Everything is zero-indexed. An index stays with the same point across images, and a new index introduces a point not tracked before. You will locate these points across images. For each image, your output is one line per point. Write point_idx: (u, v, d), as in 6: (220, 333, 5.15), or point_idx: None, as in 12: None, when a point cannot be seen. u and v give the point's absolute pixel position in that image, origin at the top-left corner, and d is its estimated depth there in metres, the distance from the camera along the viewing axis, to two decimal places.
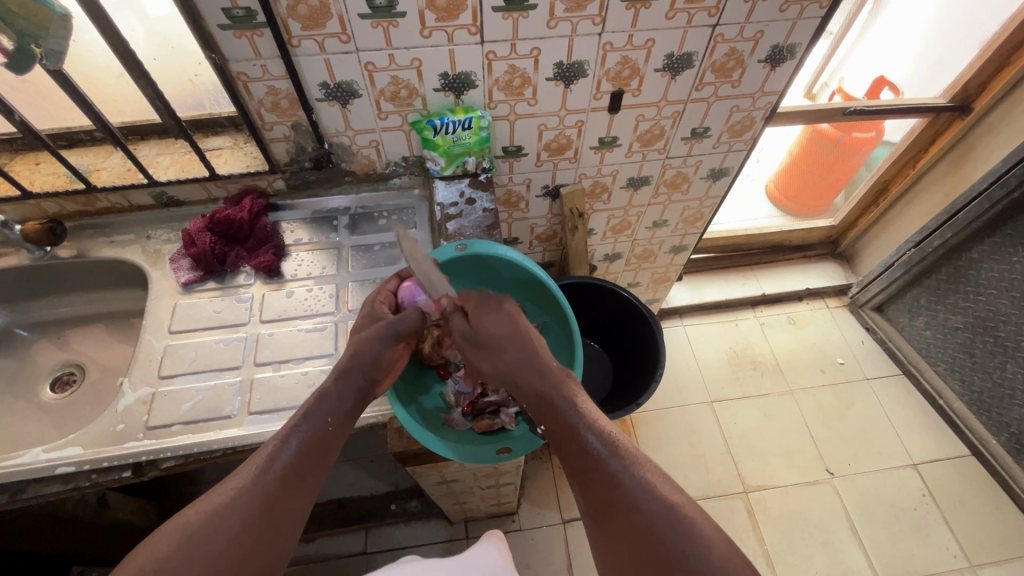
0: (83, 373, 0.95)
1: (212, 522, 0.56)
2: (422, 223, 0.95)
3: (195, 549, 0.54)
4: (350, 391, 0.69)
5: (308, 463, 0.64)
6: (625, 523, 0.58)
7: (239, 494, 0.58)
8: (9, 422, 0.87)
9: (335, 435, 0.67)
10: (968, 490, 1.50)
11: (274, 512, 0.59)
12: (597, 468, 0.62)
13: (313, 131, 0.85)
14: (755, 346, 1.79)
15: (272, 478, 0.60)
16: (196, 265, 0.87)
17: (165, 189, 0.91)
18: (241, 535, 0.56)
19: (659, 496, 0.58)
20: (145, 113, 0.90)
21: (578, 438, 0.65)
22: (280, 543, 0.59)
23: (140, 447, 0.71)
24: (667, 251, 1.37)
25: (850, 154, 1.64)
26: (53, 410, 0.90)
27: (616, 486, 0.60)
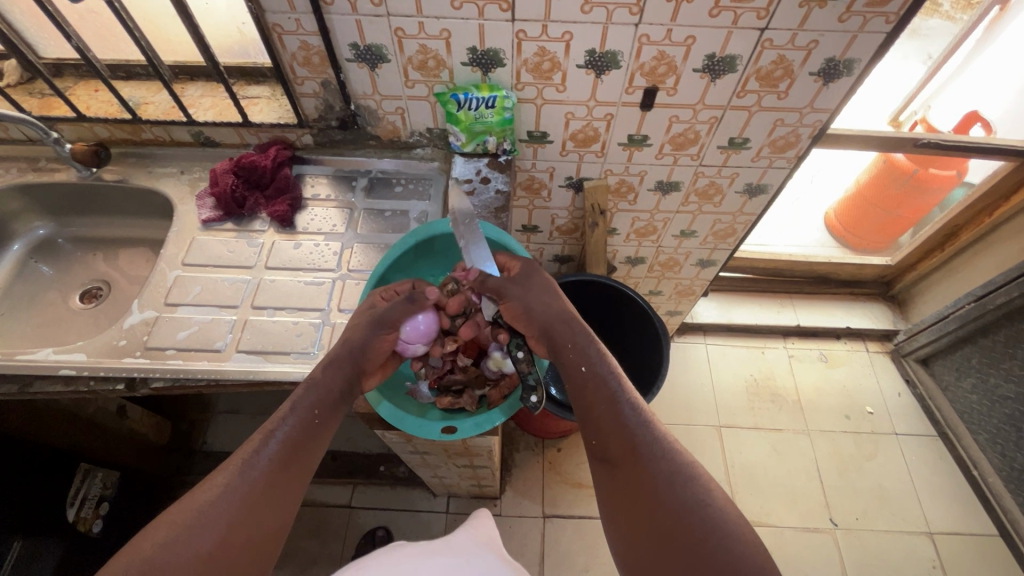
0: (110, 289, 1.02)
1: (195, 524, 0.54)
2: (436, 195, 0.95)
3: (180, 552, 0.52)
4: (339, 379, 0.69)
5: (294, 458, 0.63)
6: (643, 471, 0.59)
7: (222, 494, 0.57)
8: (41, 321, 0.96)
9: (321, 430, 0.67)
10: (986, 571, 1.38)
11: (258, 507, 0.58)
12: (619, 421, 0.63)
13: (343, 91, 0.87)
14: (778, 379, 1.70)
15: (258, 474, 0.59)
16: (217, 205, 0.91)
17: (202, 129, 0.95)
18: (228, 535, 0.55)
19: (677, 453, 0.60)
20: (195, 55, 0.95)
21: (608, 390, 0.66)
22: (267, 539, 0.58)
23: (135, 364, 0.76)
24: (693, 263, 1.32)
25: (921, 191, 1.51)
26: (78, 319, 0.98)
27: (636, 436, 0.61)
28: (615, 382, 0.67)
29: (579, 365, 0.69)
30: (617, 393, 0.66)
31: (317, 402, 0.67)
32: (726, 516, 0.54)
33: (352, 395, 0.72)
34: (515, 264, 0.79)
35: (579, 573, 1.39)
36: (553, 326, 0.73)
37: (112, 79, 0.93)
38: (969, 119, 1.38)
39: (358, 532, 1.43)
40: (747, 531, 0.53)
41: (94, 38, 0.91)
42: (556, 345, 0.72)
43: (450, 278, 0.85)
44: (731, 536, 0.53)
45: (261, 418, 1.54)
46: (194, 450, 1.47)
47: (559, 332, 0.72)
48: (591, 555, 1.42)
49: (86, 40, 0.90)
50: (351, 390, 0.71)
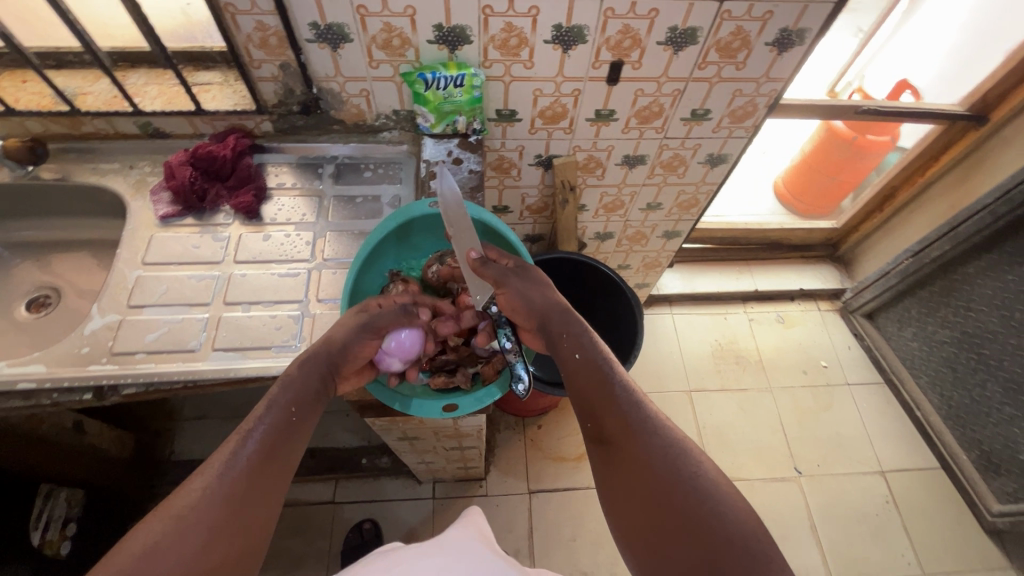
0: (59, 297, 0.95)
1: (176, 533, 0.48)
2: (407, 178, 0.94)
3: (162, 563, 0.47)
4: (317, 375, 0.66)
5: (274, 457, 0.59)
6: (637, 445, 0.60)
7: (203, 497, 0.52)
8: None
9: (298, 430, 0.63)
10: (931, 501, 1.52)
11: (241, 511, 0.53)
12: (612, 399, 0.65)
13: (304, 74, 0.84)
14: (740, 342, 1.78)
15: (238, 476, 0.55)
16: (175, 199, 0.86)
17: (151, 120, 0.89)
18: (212, 541, 0.50)
19: (670, 429, 0.61)
20: (135, 40, 0.88)
21: (601, 373, 0.67)
22: (253, 544, 0.54)
23: (103, 371, 0.72)
24: (659, 235, 1.36)
25: (861, 157, 1.61)
26: (27, 331, 0.91)
27: (630, 414, 0.63)
28: (608, 363, 0.69)
29: (575, 352, 0.70)
30: (611, 376, 0.67)
31: (294, 399, 0.64)
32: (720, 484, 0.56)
33: (328, 392, 0.69)
34: (506, 259, 0.79)
35: (568, 542, 1.44)
36: (545, 311, 0.75)
37: (43, 68, 0.86)
38: (899, 87, 1.50)
39: (344, 527, 1.42)
40: (740, 500, 0.54)
41: (16, 24, 0.83)
42: (553, 333, 0.73)
43: (435, 259, 0.88)
44: (724, 502, 0.54)
45: (232, 422, 1.49)
46: (161, 460, 1.40)
47: (555, 322, 0.74)
48: (577, 524, 1.46)
49: (8, 25, 0.82)
50: (326, 387, 0.68)
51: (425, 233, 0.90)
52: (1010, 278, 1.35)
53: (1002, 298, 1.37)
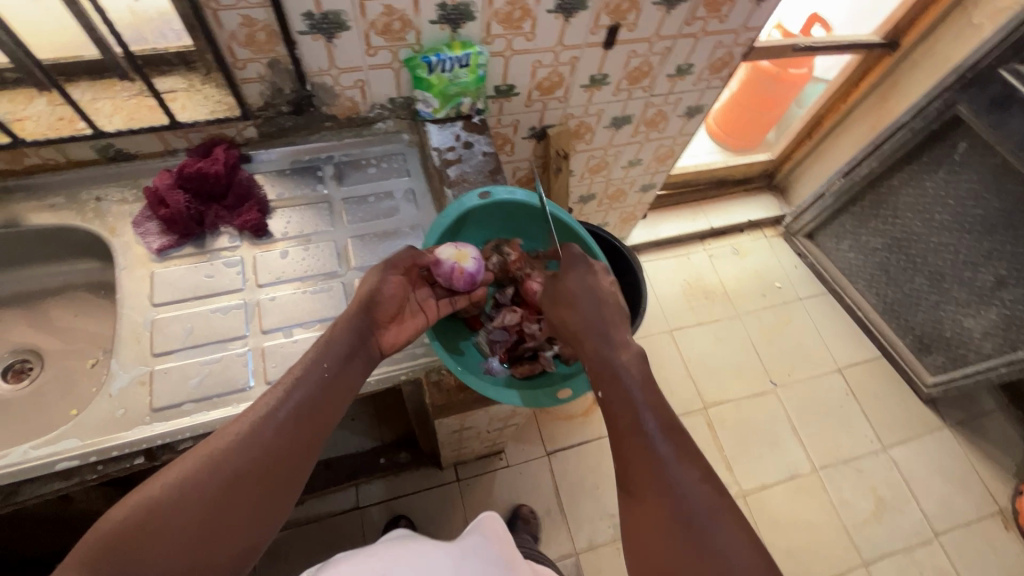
0: (41, 359, 0.82)
1: (205, 472, 0.54)
2: (415, 169, 0.90)
3: (187, 494, 0.52)
4: (350, 335, 0.66)
5: (307, 418, 0.61)
6: (666, 506, 0.57)
7: (236, 444, 0.56)
8: None
9: (337, 389, 0.63)
10: (880, 385, 1.77)
11: (267, 465, 0.57)
12: (648, 447, 0.61)
13: (294, 69, 0.76)
14: (706, 277, 1.92)
15: (268, 429, 0.58)
16: (169, 228, 0.77)
17: (114, 141, 0.78)
18: (231, 488, 0.54)
19: (700, 499, 0.57)
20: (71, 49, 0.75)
21: (636, 416, 0.63)
22: (276, 498, 0.57)
23: (151, 431, 0.65)
24: (637, 190, 1.41)
25: (785, 90, 1.73)
26: (12, 404, 0.79)
27: (658, 465, 0.59)
28: (645, 401, 0.64)
29: (598, 390, 0.68)
30: (647, 420, 0.62)
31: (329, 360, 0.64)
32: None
33: (369, 349, 0.68)
34: (563, 258, 0.74)
35: (592, 491, 1.52)
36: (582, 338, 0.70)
37: None
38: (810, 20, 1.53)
39: (376, 528, 1.40)
40: None
41: None
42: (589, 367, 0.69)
43: (493, 249, 0.84)
44: None
45: None
46: None
47: (590, 359, 0.69)
48: (597, 473, 1.55)
49: None
50: (365, 345, 0.68)
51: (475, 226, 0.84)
52: (929, 183, 1.56)
53: (925, 202, 1.58)
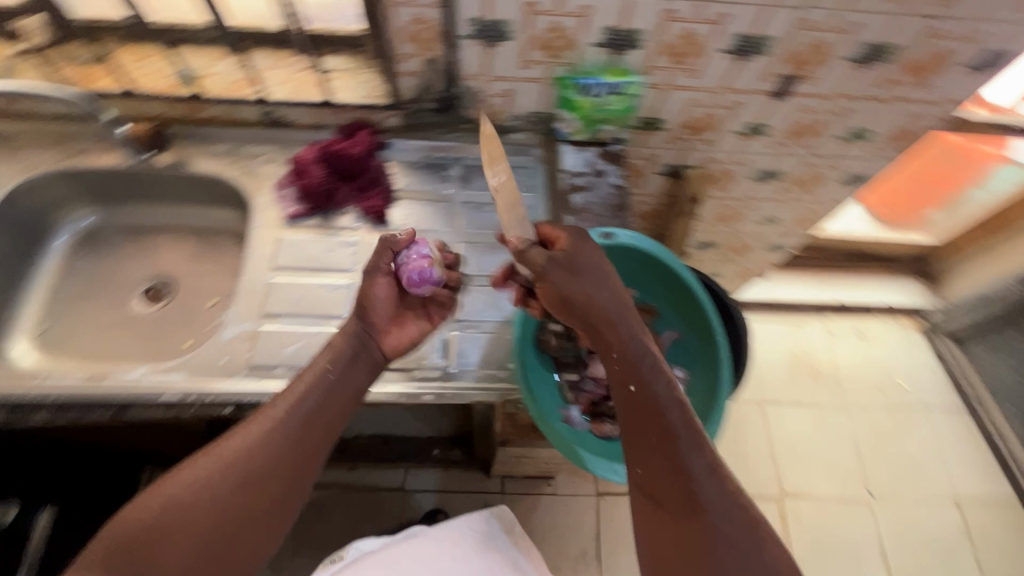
0: (174, 287, 0.89)
1: (217, 471, 0.61)
2: (539, 186, 0.87)
3: (200, 498, 0.59)
4: (351, 342, 0.68)
5: (314, 422, 0.65)
6: (703, 531, 0.57)
7: (245, 450, 0.61)
8: (97, 327, 0.84)
9: (343, 394, 0.67)
10: (1006, 534, 1.49)
11: (275, 464, 0.63)
12: (682, 474, 0.58)
13: (447, 70, 0.77)
14: (816, 354, 1.72)
15: (274, 432, 0.63)
16: (304, 198, 0.82)
17: (276, 108, 0.84)
18: (244, 485, 0.61)
19: (737, 549, 0.56)
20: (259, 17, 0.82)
21: (671, 440, 0.60)
22: (284, 493, 0.64)
23: (244, 386, 0.69)
24: (764, 248, 1.28)
25: (969, 167, 1.45)
26: (140, 322, 0.86)
27: (694, 505, 0.57)
28: (680, 417, 0.60)
29: (632, 386, 0.62)
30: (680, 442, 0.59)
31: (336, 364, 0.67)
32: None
33: (374, 353, 0.70)
34: (560, 233, 0.66)
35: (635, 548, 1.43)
36: (604, 330, 0.64)
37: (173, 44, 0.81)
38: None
39: (415, 514, 1.43)
40: None
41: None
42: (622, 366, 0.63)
43: None
44: None
45: None
46: None
47: (625, 364, 0.63)
48: None
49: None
50: (367, 349, 0.69)
51: None
52: None
53: None
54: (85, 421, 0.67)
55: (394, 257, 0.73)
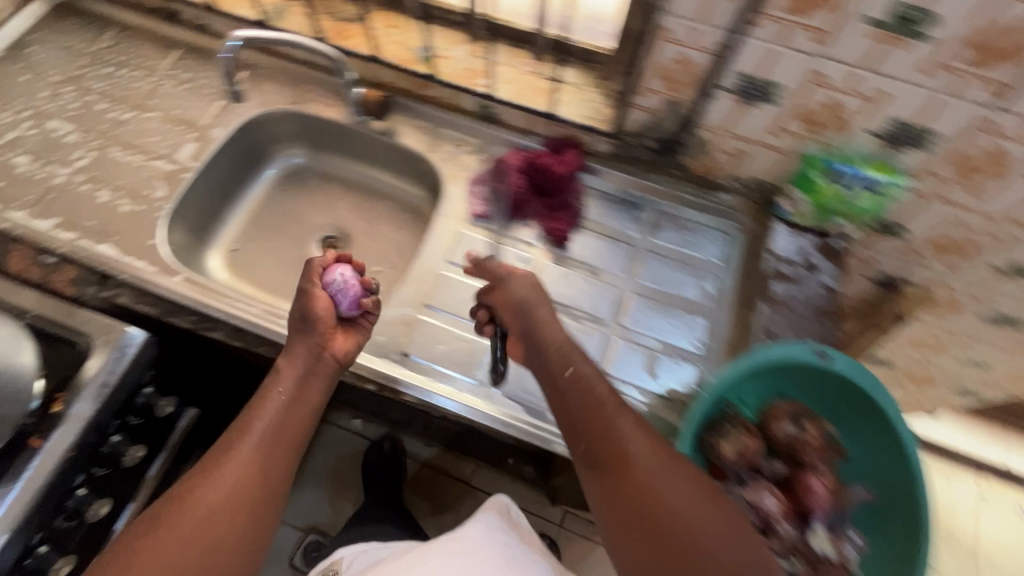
0: (347, 244, 0.92)
1: (167, 526, 0.52)
2: (733, 258, 0.79)
3: (154, 560, 0.50)
4: (300, 361, 0.64)
5: (276, 450, 0.58)
6: (639, 477, 0.49)
7: (201, 497, 0.53)
8: (275, 263, 0.89)
9: (299, 412, 0.62)
10: None
11: (240, 501, 0.54)
12: (617, 433, 0.52)
13: (687, 116, 0.71)
14: (959, 525, 1.36)
15: (233, 469, 0.55)
16: (494, 201, 0.81)
17: (495, 105, 0.83)
18: (205, 529, 0.52)
19: (688, 501, 0.47)
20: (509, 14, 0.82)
21: (600, 405, 0.54)
22: (252, 530, 0.54)
23: (390, 370, 0.70)
24: (956, 394, 1.07)
25: None
26: None
27: (625, 458, 0.50)
28: (605, 388, 0.55)
29: (567, 368, 0.57)
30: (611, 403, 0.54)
31: (285, 382, 0.62)
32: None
33: (324, 364, 0.65)
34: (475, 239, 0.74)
35: None
36: (539, 308, 0.64)
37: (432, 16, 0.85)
38: None
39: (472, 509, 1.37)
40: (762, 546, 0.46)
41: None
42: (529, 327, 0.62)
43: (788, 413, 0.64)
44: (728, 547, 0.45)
45: None
46: None
47: (541, 329, 0.61)
48: None
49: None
50: (319, 361, 0.65)
51: (784, 378, 0.65)
52: None
53: None
54: (252, 350, 0.74)
55: (325, 276, 0.69)
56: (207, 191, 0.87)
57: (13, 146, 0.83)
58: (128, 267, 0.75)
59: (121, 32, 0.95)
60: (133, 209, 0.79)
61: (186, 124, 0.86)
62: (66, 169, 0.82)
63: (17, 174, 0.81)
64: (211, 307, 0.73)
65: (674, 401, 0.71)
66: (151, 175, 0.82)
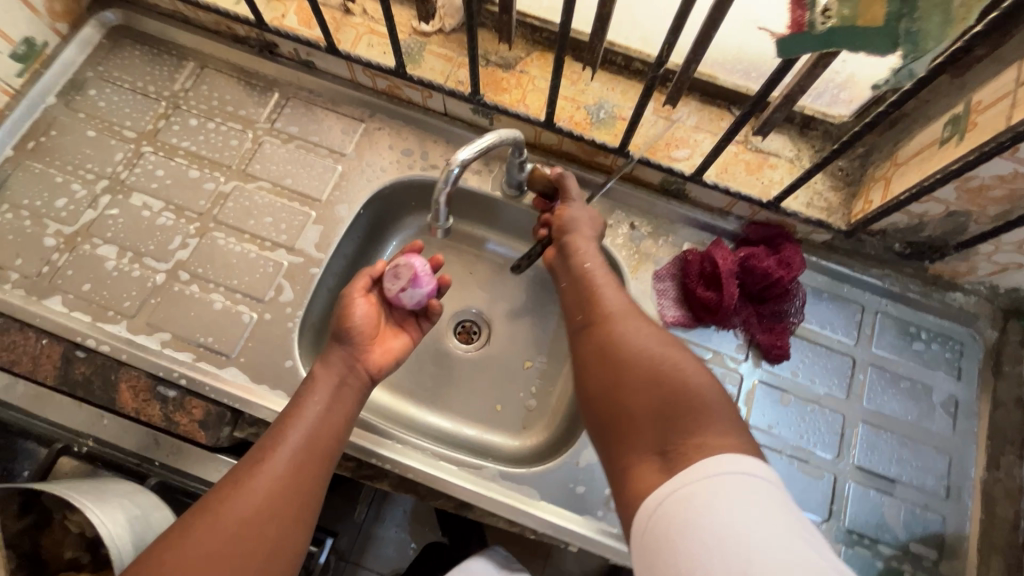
0: (489, 334, 0.78)
1: (205, 525, 0.45)
2: (971, 375, 0.67)
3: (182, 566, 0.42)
4: (337, 363, 0.57)
5: (313, 452, 0.51)
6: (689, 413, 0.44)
7: (231, 501, 0.46)
8: (411, 360, 0.75)
9: (338, 412, 0.54)
10: None
11: (268, 498, 0.47)
12: (643, 376, 0.47)
13: (973, 228, 0.58)
14: None
15: (268, 476, 0.48)
16: (692, 306, 0.67)
17: (692, 184, 0.67)
18: (237, 533, 0.45)
19: (660, 348, 0.50)
20: (712, 69, 0.67)
21: (635, 360, 0.49)
22: (286, 525, 0.47)
23: (600, 533, 0.59)
24: None
25: None
26: (459, 365, 0.76)
27: (613, 323, 0.54)
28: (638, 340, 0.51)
29: (586, 261, 0.61)
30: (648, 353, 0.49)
31: (318, 392, 0.55)
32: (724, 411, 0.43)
33: (363, 377, 0.59)
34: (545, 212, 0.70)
35: None
36: (602, 274, 0.60)
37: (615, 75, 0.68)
38: None
39: None
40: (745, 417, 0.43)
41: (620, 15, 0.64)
42: (563, 240, 0.64)
43: None
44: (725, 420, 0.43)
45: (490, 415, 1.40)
46: None
47: (572, 238, 0.63)
48: None
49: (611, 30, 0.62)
50: (355, 371, 0.58)
51: None
52: None
53: None
54: (429, 503, 0.62)
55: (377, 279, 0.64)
56: (332, 281, 0.72)
57: (96, 232, 0.67)
58: (264, 400, 0.61)
59: (203, 67, 0.76)
60: (257, 318, 0.65)
61: (304, 198, 0.70)
62: (165, 264, 0.66)
63: (107, 272, 0.65)
64: (375, 457, 0.61)
65: (921, 558, 0.61)
66: (271, 271, 0.67)
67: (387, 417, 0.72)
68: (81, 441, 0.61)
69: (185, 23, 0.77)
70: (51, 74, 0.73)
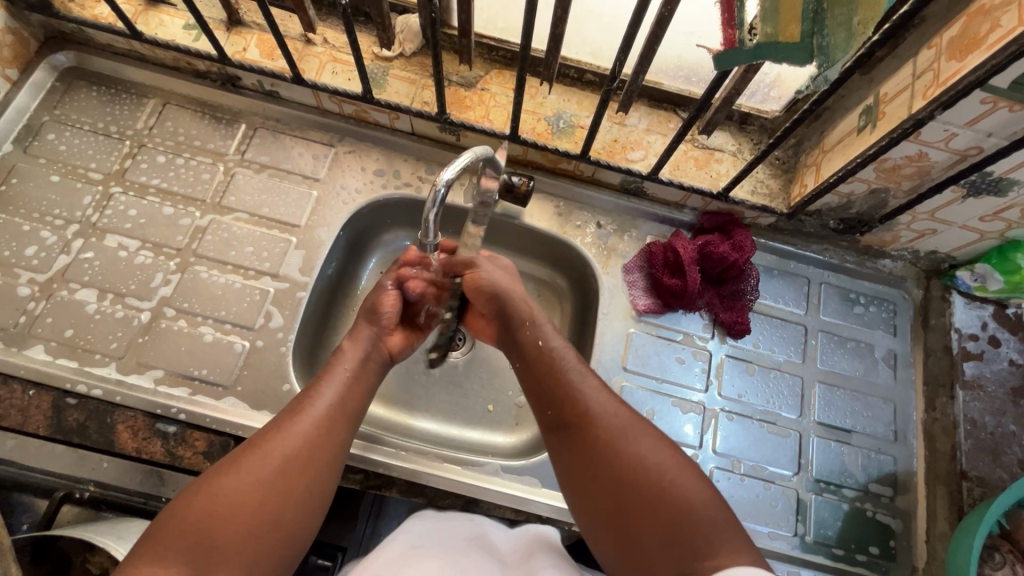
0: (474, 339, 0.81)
1: (255, 460, 0.48)
2: (904, 330, 0.76)
3: (233, 493, 0.46)
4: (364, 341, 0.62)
5: (344, 412, 0.55)
6: (636, 459, 0.51)
7: (275, 445, 0.49)
8: (401, 372, 0.78)
9: (362, 383, 0.58)
10: None
11: (306, 449, 0.50)
12: (587, 413, 0.55)
13: (892, 202, 0.66)
14: None
15: (306, 425, 0.52)
16: (660, 293, 0.73)
17: (648, 182, 0.73)
18: (278, 475, 0.48)
19: (654, 453, 0.51)
20: (656, 76, 0.73)
21: (576, 392, 0.56)
22: (319, 476, 0.50)
23: None
24: None
25: None
26: (448, 372, 0.79)
27: (596, 425, 0.54)
28: (577, 368, 0.59)
29: (539, 340, 0.61)
30: (587, 391, 0.56)
31: (348, 359, 0.59)
32: (686, 498, 0.48)
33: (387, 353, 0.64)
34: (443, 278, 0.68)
35: None
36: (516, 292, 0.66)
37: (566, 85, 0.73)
38: None
39: None
40: (697, 487, 0.49)
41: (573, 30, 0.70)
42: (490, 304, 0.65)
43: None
44: (678, 497, 0.48)
45: None
46: None
47: (517, 308, 0.64)
48: None
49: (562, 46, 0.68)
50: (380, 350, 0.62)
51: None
52: None
53: None
54: (437, 504, 0.64)
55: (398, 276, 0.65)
56: (317, 303, 0.74)
57: (71, 276, 0.66)
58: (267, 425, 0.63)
59: (164, 103, 0.77)
60: (250, 346, 0.66)
61: (283, 225, 0.72)
62: (148, 302, 0.67)
63: (88, 316, 0.65)
64: (380, 466, 0.63)
65: (880, 496, 0.69)
66: (259, 298, 0.68)
67: (384, 429, 0.75)
68: (82, 486, 0.62)
69: (141, 61, 0.77)
70: (5, 121, 0.71)
